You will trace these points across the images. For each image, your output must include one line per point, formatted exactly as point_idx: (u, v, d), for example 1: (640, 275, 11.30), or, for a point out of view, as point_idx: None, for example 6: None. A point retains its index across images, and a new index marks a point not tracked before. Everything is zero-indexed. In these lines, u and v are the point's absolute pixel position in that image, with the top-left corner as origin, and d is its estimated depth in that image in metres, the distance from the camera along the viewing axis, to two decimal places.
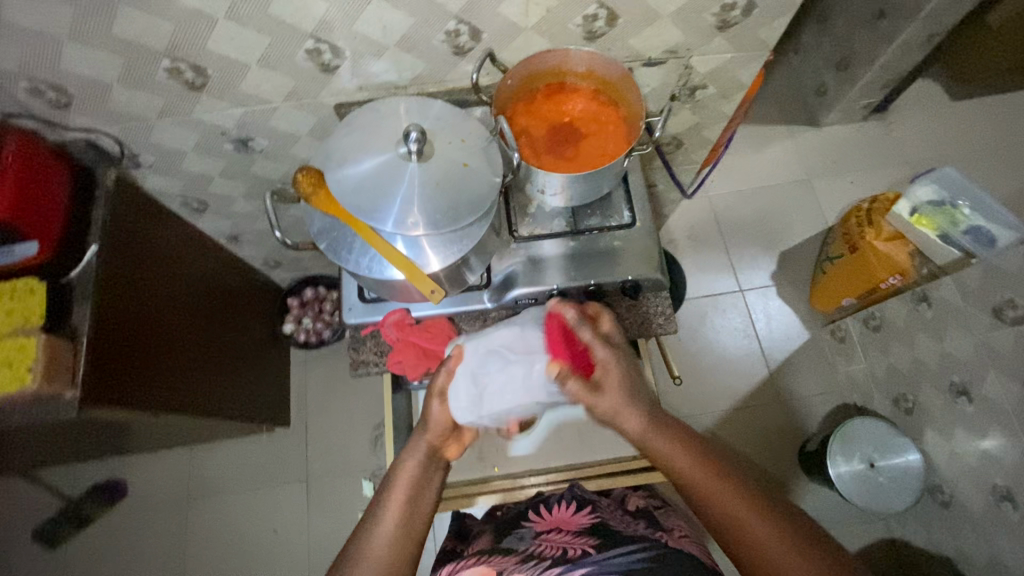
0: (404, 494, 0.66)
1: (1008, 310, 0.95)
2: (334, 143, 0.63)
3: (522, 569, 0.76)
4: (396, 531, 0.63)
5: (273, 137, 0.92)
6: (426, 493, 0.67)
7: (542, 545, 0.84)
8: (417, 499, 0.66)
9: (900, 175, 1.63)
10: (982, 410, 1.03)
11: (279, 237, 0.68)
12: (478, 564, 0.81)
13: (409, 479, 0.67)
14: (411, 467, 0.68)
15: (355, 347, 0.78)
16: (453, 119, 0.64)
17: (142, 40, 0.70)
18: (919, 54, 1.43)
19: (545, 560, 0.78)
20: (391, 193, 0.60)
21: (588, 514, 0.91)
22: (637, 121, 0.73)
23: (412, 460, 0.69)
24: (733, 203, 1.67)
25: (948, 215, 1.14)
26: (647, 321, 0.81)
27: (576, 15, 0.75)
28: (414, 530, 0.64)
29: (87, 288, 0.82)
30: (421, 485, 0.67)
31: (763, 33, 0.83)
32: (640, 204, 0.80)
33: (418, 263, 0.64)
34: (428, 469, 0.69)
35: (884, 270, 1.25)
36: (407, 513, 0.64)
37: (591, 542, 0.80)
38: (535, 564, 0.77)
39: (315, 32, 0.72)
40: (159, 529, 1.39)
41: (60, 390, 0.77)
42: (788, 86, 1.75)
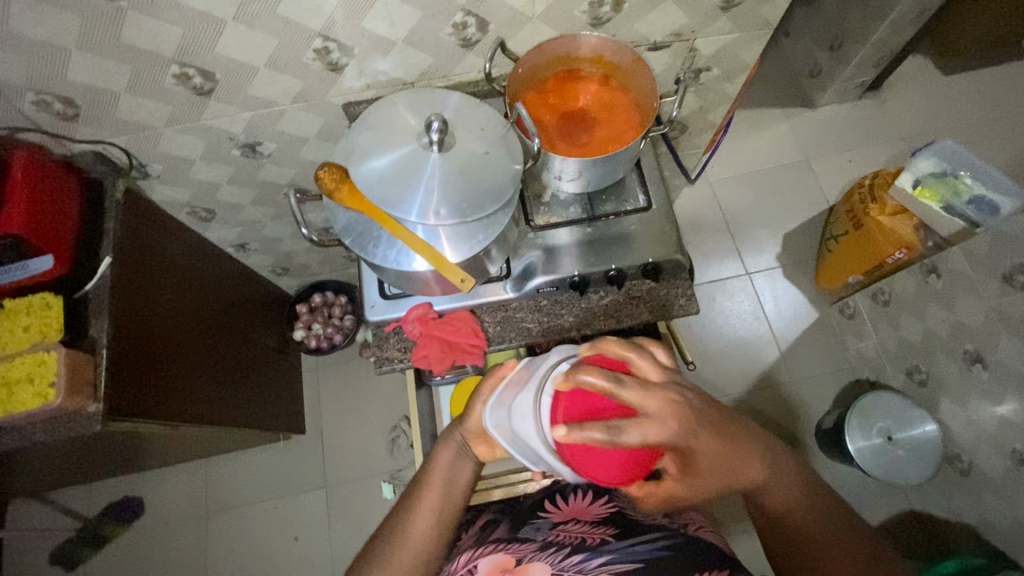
0: (439, 486, 0.70)
1: (1018, 275, 0.96)
2: (353, 138, 0.63)
3: (541, 558, 0.70)
4: (432, 519, 0.68)
5: (281, 140, 0.92)
6: (458, 481, 0.71)
7: (558, 534, 0.78)
8: (450, 492, 0.70)
9: (897, 151, 1.64)
10: (998, 376, 1.04)
11: (305, 234, 0.67)
12: (494, 552, 0.75)
13: (443, 474, 0.71)
14: (447, 460, 0.72)
15: (379, 345, 0.77)
16: (470, 109, 0.64)
17: (150, 46, 0.69)
18: (910, 30, 1.44)
19: (564, 547, 0.72)
20: (415, 184, 0.60)
21: (606, 504, 0.85)
22: (649, 104, 0.74)
23: (448, 453, 0.72)
24: (734, 187, 1.68)
25: (951, 186, 1.17)
26: (668, 303, 0.80)
27: (582, 1, 0.75)
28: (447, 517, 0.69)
29: (102, 301, 0.81)
30: (451, 482, 0.71)
31: (766, 12, 0.84)
32: (654, 188, 0.80)
33: (444, 254, 0.64)
34: (460, 460, 0.73)
35: (892, 244, 1.25)
36: (441, 503, 0.69)
37: (610, 530, 0.75)
38: (554, 552, 0.71)
39: (323, 30, 0.72)
40: (179, 544, 1.38)
41: (84, 404, 0.77)
42: (782, 69, 1.76)
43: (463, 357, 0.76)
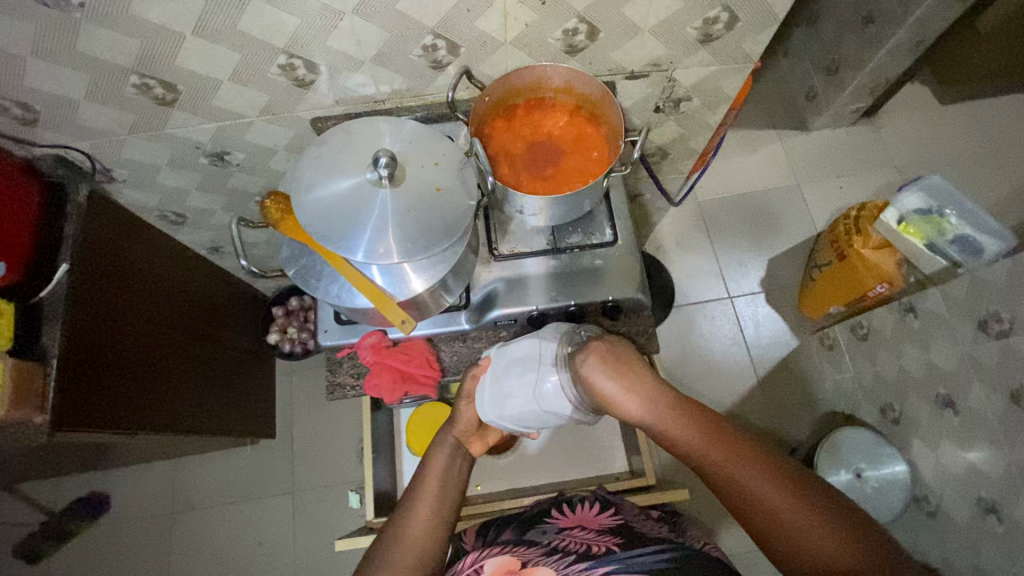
0: (435, 486, 0.73)
1: (993, 324, 0.95)
2: (299, 168, 0.60)
3: (547, 562, 0.70)
4: (430, 514, 0.70)
5: (250, 151, 0.90)
6: (455, 475, 0.75)
7: (565, 540, 0.76)
8: (447, 486, 0.74)
9: (888, 180, 1.62)
10: (967, 422, 1.03)
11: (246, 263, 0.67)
12: (501, 553, 0.74)
13: (442, 466, 0.75)
14: (444, 459, 0.77)
15: (332, 369, 0.76)
16: (425, 141, 0.62)
17: (108, 56, 0.67)
18: (907, 60, 1.42)
19: (569, 555, 0.71)
20: (360, 219, 0.57)
21: (612, 517, 0.84)
22: (616, 139, 0.72)
23: (444, 453, 0.77)
24: (722, 208, 1.66)
25: (936, 224, 1.14)
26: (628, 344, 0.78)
27: (556, 29, 0.74)
28: (444, 511, 0.72)
29: (57, 309, 0.80)
30: (446, 480, 0.74)
31: (747, 46, 0.82)
32: (622, 222, 0.79)
33: (387, 293, 0.63)
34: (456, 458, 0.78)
35: (872, 277, 1.25)
36: (437, 501, 0.72)
37: (615, 541, 0.74)
38: (559, 559, 0.71)
39: (287, 48, 0.70)
40: (143, 542, 1.37)
41: (29, 416, 0.75)
42: (778, 90, 1.74)
43: (416, 388, 0.76)
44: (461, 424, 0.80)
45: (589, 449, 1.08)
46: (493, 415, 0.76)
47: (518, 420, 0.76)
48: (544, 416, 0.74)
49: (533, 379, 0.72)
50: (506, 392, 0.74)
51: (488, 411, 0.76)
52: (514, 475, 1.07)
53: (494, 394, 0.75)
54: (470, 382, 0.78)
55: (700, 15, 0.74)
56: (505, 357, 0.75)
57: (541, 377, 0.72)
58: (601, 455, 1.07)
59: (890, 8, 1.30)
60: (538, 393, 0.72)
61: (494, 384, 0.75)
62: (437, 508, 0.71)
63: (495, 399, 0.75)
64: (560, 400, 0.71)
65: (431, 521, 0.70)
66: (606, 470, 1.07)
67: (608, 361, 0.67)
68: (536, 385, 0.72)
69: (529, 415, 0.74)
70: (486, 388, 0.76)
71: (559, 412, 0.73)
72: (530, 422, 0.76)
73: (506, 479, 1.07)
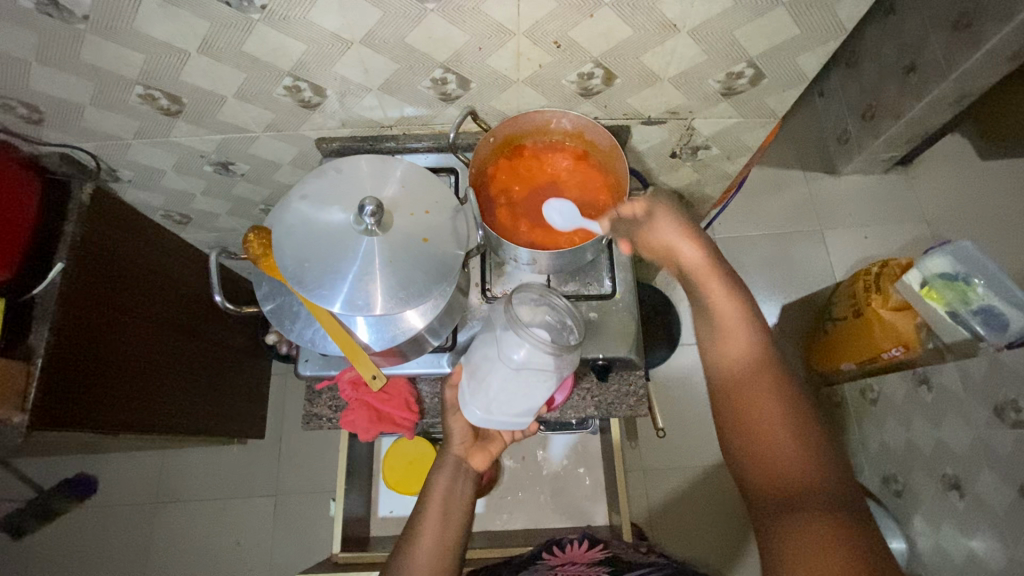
0: (438, 515, 0.66)
1: (1009, 412, 0.90)
2: (286, 210, 0.58)
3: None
4: (433, 550, 0.64)
5: (254, 163, 0.89)
6: (457, 502, 0.67)
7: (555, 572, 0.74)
8: (450, 516, 0.66)
9: (916, 235, 1.56)
10: (974, 507, 0.98)
11: (220, 300, 0.68)
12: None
13: (440, 496, 0.67)
14: (444, 483, 0.68)
15: (310, 400, 0.74)
16: (417, 186, 0.60)
17: (113, 67, 0.67)
18: (947, 113, 1.35)
19: None
20: (340, 269, 0.55)
21: (601, 550, 0.81)
22: (621, 193, 0.69)
23: (444, 476, 0.69)
24: (739, 247, 1.61)
25: (960, 291, 1.00)
26: (615, 402, 0.75)
27: (570, 72, 0.71)
28: (448, 545, 0.65)
29: (48, 308, 0.80)
30: (449, 510, 0.66)
31: (771, 102, 0.78)
32: (622, 275, 0.76)
33: (362, 345, 0.65)
34: (458, 480, 0.69)
35: (888, 341, 1.12)
36: (440, 534, 0.65)
37: (605, 570, 0.71)
38: None
39: (294, 70, 0.69)
40: (125, 529, 1.39)
41: (8, 415, 0.75)
42: (809, 130, 1.68)
43: (392, 429, 0.73)
44: (455, 439, 0.70)
45: (572, 494, 1.05)
46: (479, 412, 0.66)
47: (510, 407, 0.65)
48: (526, 383, 0.62)
49: (505, 358, 0.62)
50: (480, 378, 0.65)
51: (475, 411, 0.66)
52: (491, 511, 1.05)
53: (472, 388, 0.66)
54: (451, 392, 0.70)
55: (723, 69, 0.71)
56: (475, 352, 0.66)
57: (500, 340, 0.63)
58: (584, 503, 1.04)
59: (934, 58, 1.24)
60: (503, 357, 0.62)
61: (469, 379, 0.66)
62: (441, 543, 0.64)
63: (475, 392, 0.66)
64: (522, 354, 0.60)
65: (436, 555, 0.63)
66: (585, 520, 1.04)
67: (680, 228, 0.65)
68: (509, 362, 0.61)
69: (513, 389, 0.63)
70: (466, 386, 0.67)
71: (535, 371, 0.60)
72: (523, 403, 0.64)
73: (484, 515, 1.04)
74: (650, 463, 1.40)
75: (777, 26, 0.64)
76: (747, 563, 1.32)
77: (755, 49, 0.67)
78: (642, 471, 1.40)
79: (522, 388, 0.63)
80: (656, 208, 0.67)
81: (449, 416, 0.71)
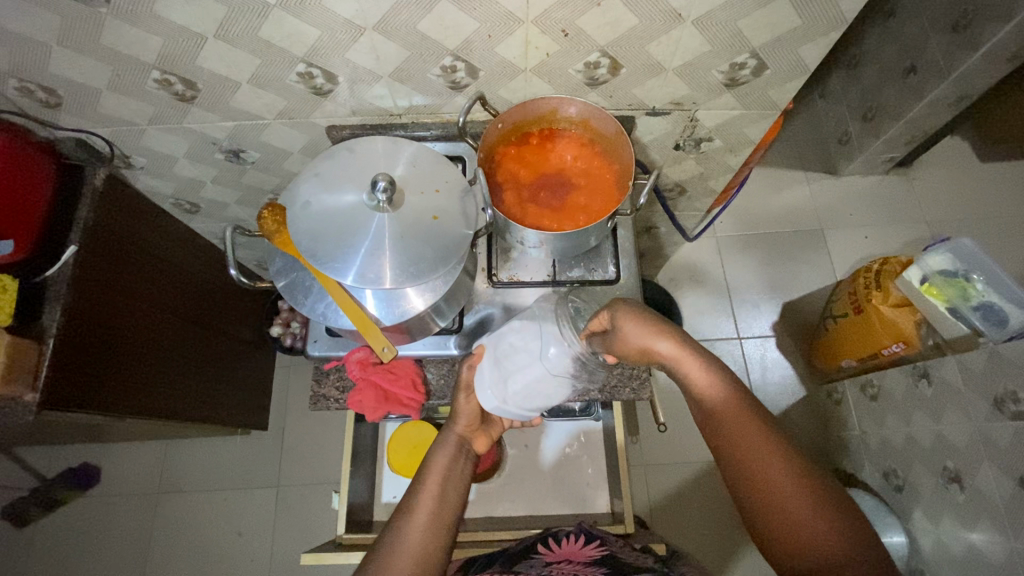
0: (434, 491, 0.63)
1: (1009, 403, 0.90)
2: (300, 187, 0.59)
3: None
4: (432, 524, 0.61)
5: (264, 151, 0.91)
6: (456, 479, 0.66)
7: (551, 570, 0.73)
8: (447, 493, 0.64)
9: (917, 235, 1.57)
10: (972, 501, 0.99)
11: (234, 274, 0.69)
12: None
13: (442, 469, 0.66)
14: (443, 461, 0.67)
15: (318, 381, 0.75)
16: (427, 166, 0.62)
17: (131, 51, 0.69)
18: (946, 114, 1.37)
19: None
20: (353, 244, 0.56)
21: (598, 548, 0.81)
22: (626, 179, 0.71)
23: (445, 453, 0.68)
24: (741, 246, 1.62)
25: (960, 288, 1.02)
26: (620, 386, 0.76)
27: (577, 61, 0.72)
28: (444, 519, 0.61)
29: (61, 289, 0.82)
30: (447, 486, 0.64)
31: (773, 94, 0.80)
32: (625, 261, 0.77)
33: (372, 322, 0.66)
34: (459, 459, 0.68)
35: (888, 336, 1.14)
36: (436, 508, 0.62)
37: (599, 571, 0.71)
38: None
39: (307, 57, 0.70)
40: (127, 518, 1.39)
41: (20, 393, 0.76)
42: (811, 132, 1.70)
43: (398, 409, 0.74)
44: (462, 419, 0.70)
45: (574, 484, 1.06)
46: (496, 399, 0.67)
47: (526, 403, 0.67)
48: (551, 385, 0.65)
49: (540, 359, 0.64)
50: (507, 369, 0.66)
51: (489, 399, 0.67)
52: (494, 500, 1.05)
53: (494, 375, 0.67)
54: (467, 371, 0.69)
55: (726, 60, 0.72)
56: (504, 344, 0.68)
57: (542, 339, 0.65)
58: (586, 492, 1.05)
59: (933, 60, 1.26)
60: (542, 356, 0.64)
61: (494, 365, 0.67)
62: (436, 518, 0.61)
63: (496, 379, 0.67)
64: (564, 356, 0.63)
65: (430, 529, 0.60)
66: (587, 508, 1.04)
67: (644, 323, 0.60)
68: (545, 363, 0.64)
69: (538, 390, 0.65)
70: (485, 371, 0.68)
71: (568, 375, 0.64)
72: (539, 402, 0.67)
73: (486, 504, 1.05)
74: (651, 458, 1.41)
75: (779, 16, 0.66)
76: (746, 558, 1.32)
77: (758, 39, 0.69)
78: (643, 466, 1.40)
79: (547, 390, 0.65)
80: (617, 313, 0.63)
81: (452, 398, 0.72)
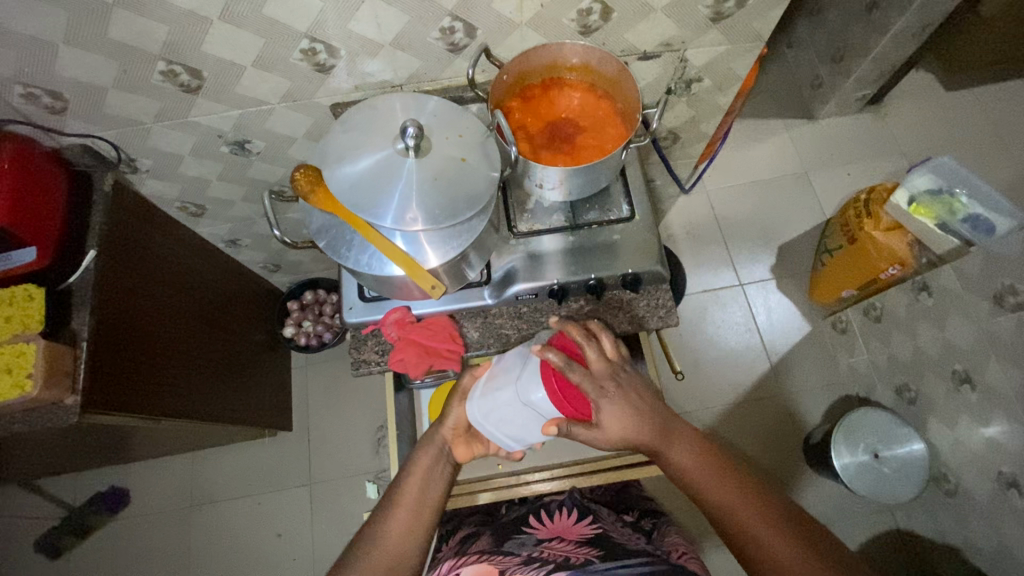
0: (414, 493, 0.69)
1: (1009, 297, 0.95)
2: (330, 143, 0.62)
3: (523, 571, 0.72)
4: (407, 526, 0.66)
5: (270, 139, 0.92)
6: (436, 481, 0.71)
7: (543, 550, 0.80)
8: (427, 495, 0.69)
9: (896, 166, 1.63)
10: (986, 398, 1.04)
11: (279, 236, 0.69)
12: (477, 561, 0.77)
13: (421, 476, 0.70)
14: (426, 463, 0.72)
15: (357, 347, 0.79)
16: (449, 115, 0.64)
17: (137, 43, 0.70)
18: (912, 45, 1.43)
19: (548, 563, 0.73)
20: (389, 190, 0.59)
21: (589, 525, 0.89)
22: (633, 116, 0.73)
23: (428, 455, 0.73)
24: (732, 198, 1.67)
25: (946, 205, 1.11)
26: (648, 316, 0.80)
27: (570, 10, 0.75)
28: (424, 520, 0.67)
29: (86, 293, 0.82)
30: (426, 488, 0.70)
31: (757, 25, 0.84)
32: (638, 198, 0.80)
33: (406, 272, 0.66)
34: (438, 464, 0.73)
35: (884, 260, 1.20)
36: (415, 509, 0.68)
37: (593, 552, 0.76)
38: (538, 566, 0.73)
39: (310, 31, 0.72)
40: (163, 535, 1.39)
41: (62, 396, 0.77)
42: (783, 80, 1.75)
43: (440, 362, 0.77)
44: (449, 422, 0.76)
45: None
46: (478, 415, 0.73)
47: (505, 426, 0.73)
48: (527, 414, 0.70)
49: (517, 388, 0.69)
50: (495, 387, 0.72)
51: (474, 409, 0.73)
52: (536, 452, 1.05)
53: (484, 392, 0.73)
54: (468, 380, 0.78)
55: None
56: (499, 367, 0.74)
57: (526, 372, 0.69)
58: None
59: None
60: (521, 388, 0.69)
61: (486, 380, 0.74)
62: (415, 518, 0.67)
63: (484, 397, 0.73)
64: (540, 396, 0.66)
65: (408, 531, 0.66)
66: None
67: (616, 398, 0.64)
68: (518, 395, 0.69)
69: (514, 416, 0.71)
70: (480, 386, 0.75)
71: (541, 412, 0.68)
72: (516, 430, 0.72)
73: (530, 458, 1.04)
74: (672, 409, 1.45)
75: None
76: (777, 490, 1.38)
77: None
78: None
79: (522, 418, 0.71)
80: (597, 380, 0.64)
81: (460, 395, 0.78)
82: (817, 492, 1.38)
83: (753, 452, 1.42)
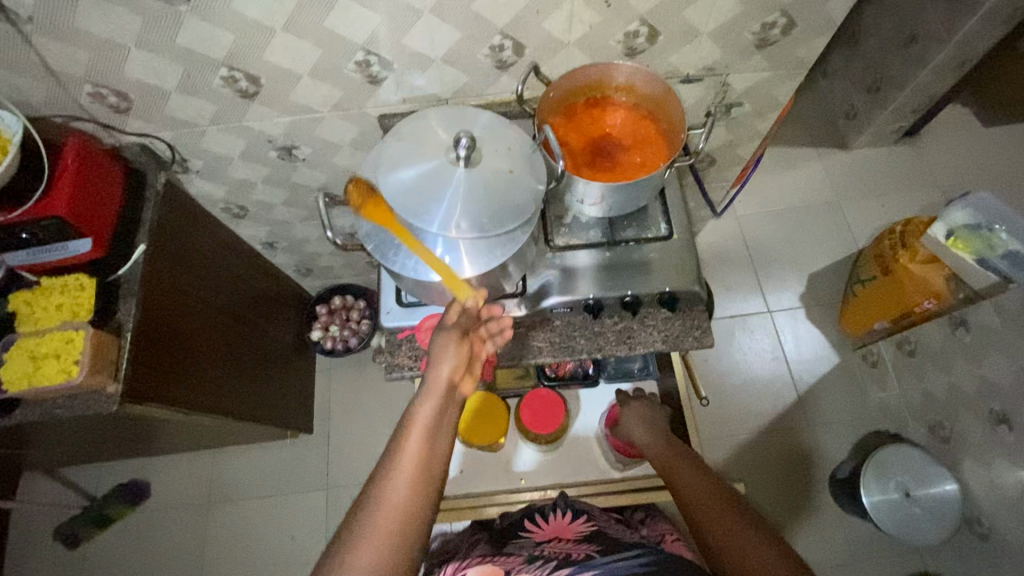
0: (416, 448, 0.58)
1: None
2: (384, 149, 0.64)
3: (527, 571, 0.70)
4: (410, 486, 0.55)
5: (317, 146, 0.95)
6: (443, 432, 0.60)
7: (543, 550, 0.78)
8: (434, 448, 0.59)
9: (933, 200, 1.61)
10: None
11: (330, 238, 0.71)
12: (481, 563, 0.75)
13: (423, 426, 0.59)
14: (427, 410, 0.61)
15: (391, 351, 0.80)
16: (499, 128, 0.66)
17: (202, 48, 0.73)
18: (952, 78, 1.42)
19: (551, 561, 0.72)
20: (438, 196, 0.61)
21: (586, 523, 0.88)
22: (677, 136, 0.74)
23: (430, 405, 0.61)
24: (762, 224, 1.66)
25: (985, 240, 1.10)
26: (679, 337, 0.80)
27: (618, 31, 0.77)
28: (432, 476, 0.57)
29: (133, 286, 0.85)
30: (434, 443, 0.59)
31: (801, 53, 0.84)
32: (676, 218, 0.81)
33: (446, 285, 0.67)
34: (444, 409, 0.62)
35: (919, 293, 1.19)
36: (420, 472, 0.56)
37: (594, 547, 0.75)
38: (542, 565, 0.71)
39: (366, 45, 0.75)
40: (179, 531, 1.40)
41: (102, 384, 0.79)
42: (817, 110, 1.75)
43: None
44: (449, 362, 0.63)
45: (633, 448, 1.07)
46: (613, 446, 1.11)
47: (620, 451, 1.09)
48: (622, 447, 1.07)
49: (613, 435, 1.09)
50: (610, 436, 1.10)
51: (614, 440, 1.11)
52: (556, 470, 1.10)
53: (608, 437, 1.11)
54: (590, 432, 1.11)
55: (758, 20, 0.77)
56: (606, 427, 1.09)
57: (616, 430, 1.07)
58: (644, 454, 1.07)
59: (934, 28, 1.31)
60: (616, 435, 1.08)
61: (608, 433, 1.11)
62: (420, 477, 0.56)
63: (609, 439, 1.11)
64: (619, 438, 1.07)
65: (413, 493, 0.55)
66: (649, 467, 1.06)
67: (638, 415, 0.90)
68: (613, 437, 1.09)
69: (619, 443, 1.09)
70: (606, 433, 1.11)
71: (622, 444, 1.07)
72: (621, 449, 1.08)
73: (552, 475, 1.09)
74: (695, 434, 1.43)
75: None
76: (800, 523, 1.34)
77: None
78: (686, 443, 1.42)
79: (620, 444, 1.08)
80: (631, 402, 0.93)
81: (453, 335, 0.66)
82: (842, 529, 1.34)
83: (775, 482, 1.39)
